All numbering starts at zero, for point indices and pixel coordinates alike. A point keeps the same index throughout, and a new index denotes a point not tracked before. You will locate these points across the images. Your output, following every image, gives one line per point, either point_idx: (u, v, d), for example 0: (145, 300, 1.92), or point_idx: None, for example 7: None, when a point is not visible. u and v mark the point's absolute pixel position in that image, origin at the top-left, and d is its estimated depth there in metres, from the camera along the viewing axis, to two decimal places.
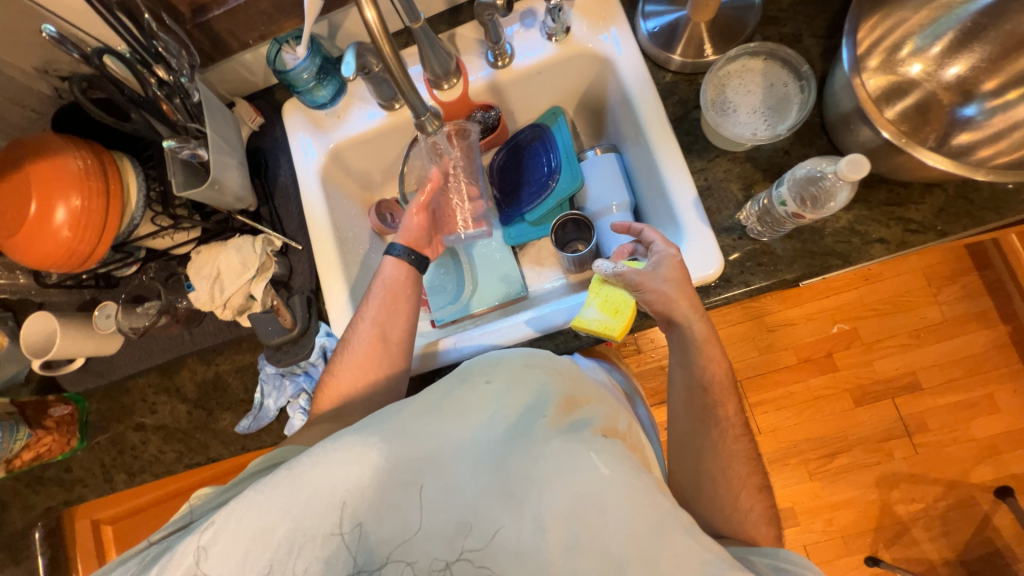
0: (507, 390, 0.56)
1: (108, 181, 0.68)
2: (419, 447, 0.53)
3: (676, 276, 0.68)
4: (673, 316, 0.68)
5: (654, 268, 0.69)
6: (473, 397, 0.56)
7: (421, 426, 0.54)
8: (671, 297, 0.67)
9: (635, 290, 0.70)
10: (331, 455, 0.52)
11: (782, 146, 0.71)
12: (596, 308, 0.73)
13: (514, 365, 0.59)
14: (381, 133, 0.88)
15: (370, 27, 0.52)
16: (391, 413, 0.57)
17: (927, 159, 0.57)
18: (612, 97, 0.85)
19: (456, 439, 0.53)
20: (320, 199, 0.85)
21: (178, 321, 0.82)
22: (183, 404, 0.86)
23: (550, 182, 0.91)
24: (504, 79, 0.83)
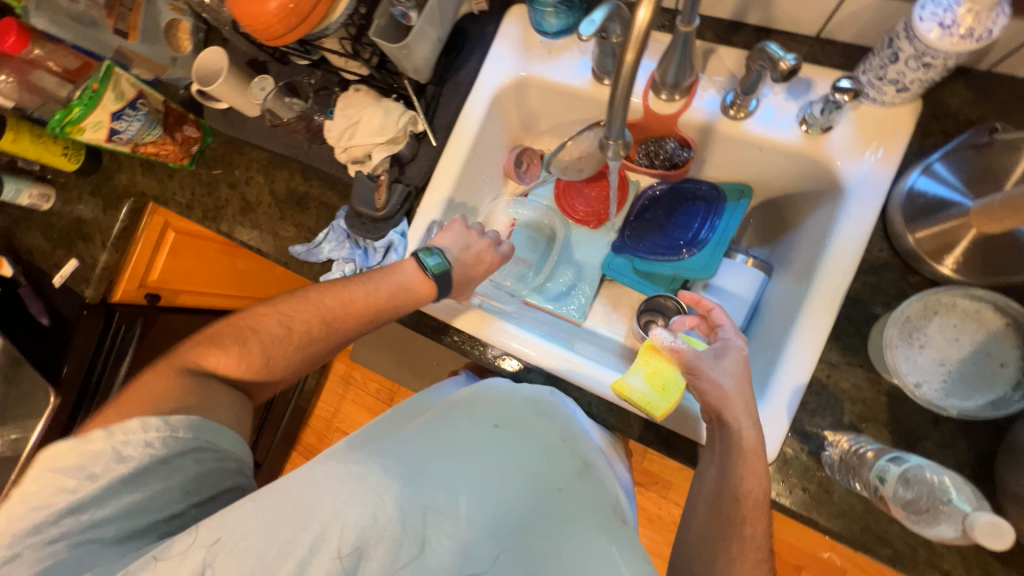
0: (523, 436, 0.67)
1: (322, 2, 0.68)
2: (426, 475, 0.57)
3: (740, 372, 0.64)
4: (725, 414, 0.61)
5: (717, 356, 0.65)
6: (480, 437, 0.66)
7: (428, 459, 0.60)
8: (729, 394, 0.62)
9: (692, 372, 0.65)
10: (320, 472, 0.55)
11: (933, 411, 0.59)
12: (641, 377, 0.67)
13: (523, 409, 0.70)
14: (574, 92, 0.81)
15: (632, 27, 0.40)
16: (403, 444, 0.63)
17: (1007, 534, 0.46)
18: (809, 227, 0.72)
19: (474, 477, 0.59)
20: (479, 116, 0.82)
21: (307, 131, 0.89)
22: (269, 195, 0.94)
23: (684, 250, 0.82)
24: (723, 129, 0.71)
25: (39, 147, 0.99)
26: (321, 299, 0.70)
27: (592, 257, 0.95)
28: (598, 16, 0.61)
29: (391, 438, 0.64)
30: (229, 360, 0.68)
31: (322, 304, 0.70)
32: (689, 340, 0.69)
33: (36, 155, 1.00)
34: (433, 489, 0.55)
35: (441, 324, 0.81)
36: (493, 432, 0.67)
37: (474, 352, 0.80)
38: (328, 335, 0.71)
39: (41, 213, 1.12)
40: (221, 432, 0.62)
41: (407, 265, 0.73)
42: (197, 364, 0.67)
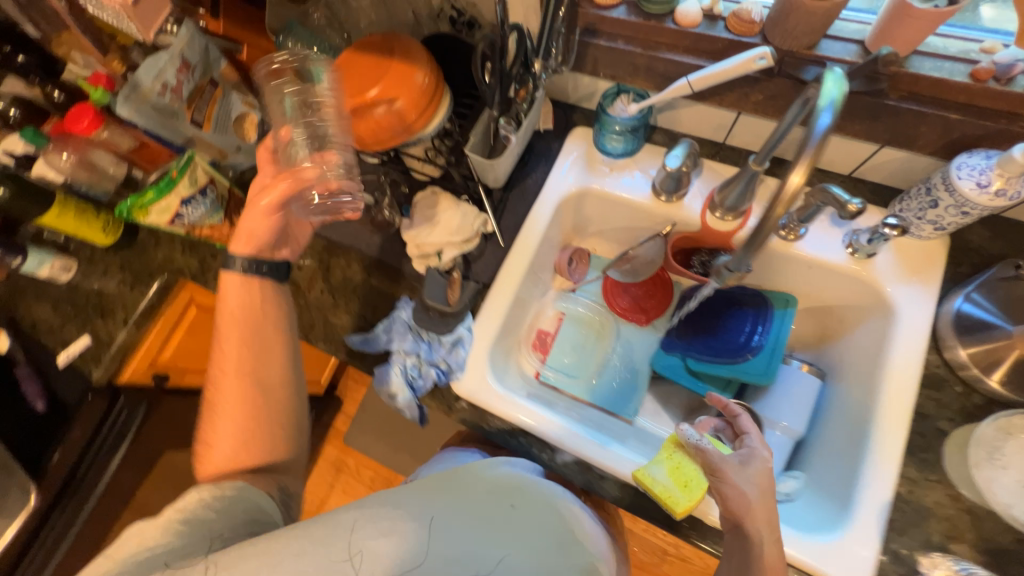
0: (535, 521, 0.68)
1: (404, 132, 0.75)
2: (441, 539, 0.63)
3: (763, 481, 0.65)
4: (748, 523, 0.62)
5: (743, 462, 0.67)
6: (495, 512, 0.68)
7: (446, 516, 0.66)
8: (751, 501, 0.63)
9: (715, 474, 0.67)
10: (353, 518, 0.63)
11: (1017, 530, 0.61)
12: (665, 470, 0.69)
13: (541, 495, 0.71)
14: (633, 205, 0.88)
15: (788, 188, 0.45)
16: (419, 498, 0.69)
17: None
18: (858, 337, 0.78)
19: (484, 540, 0.64)
20: (544, 220, 0.88)
21: (371, 225, 0.91)
22: (322, 282, 0.93)
23: (738, 355, 0.85)
24: (777, 248, 0.78)
25: (80, 222, 0.97)
26: (218, 352, 0.74)
27: (641, 354, 0.97)
28: (681, 151, 0.75)
29: (412, 494, 0.70)
30: (231, 448, 0.70)
31: (237, 360, 0.72)
32: (715, 443, 0.71)
33: (73, 229, 0.97)
34: (441, 552, 0.62)
35: (504, 423, 0.78)
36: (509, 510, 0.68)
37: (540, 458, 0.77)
38: (256, 388, 0.73)
39: (57, 285, 1.05)
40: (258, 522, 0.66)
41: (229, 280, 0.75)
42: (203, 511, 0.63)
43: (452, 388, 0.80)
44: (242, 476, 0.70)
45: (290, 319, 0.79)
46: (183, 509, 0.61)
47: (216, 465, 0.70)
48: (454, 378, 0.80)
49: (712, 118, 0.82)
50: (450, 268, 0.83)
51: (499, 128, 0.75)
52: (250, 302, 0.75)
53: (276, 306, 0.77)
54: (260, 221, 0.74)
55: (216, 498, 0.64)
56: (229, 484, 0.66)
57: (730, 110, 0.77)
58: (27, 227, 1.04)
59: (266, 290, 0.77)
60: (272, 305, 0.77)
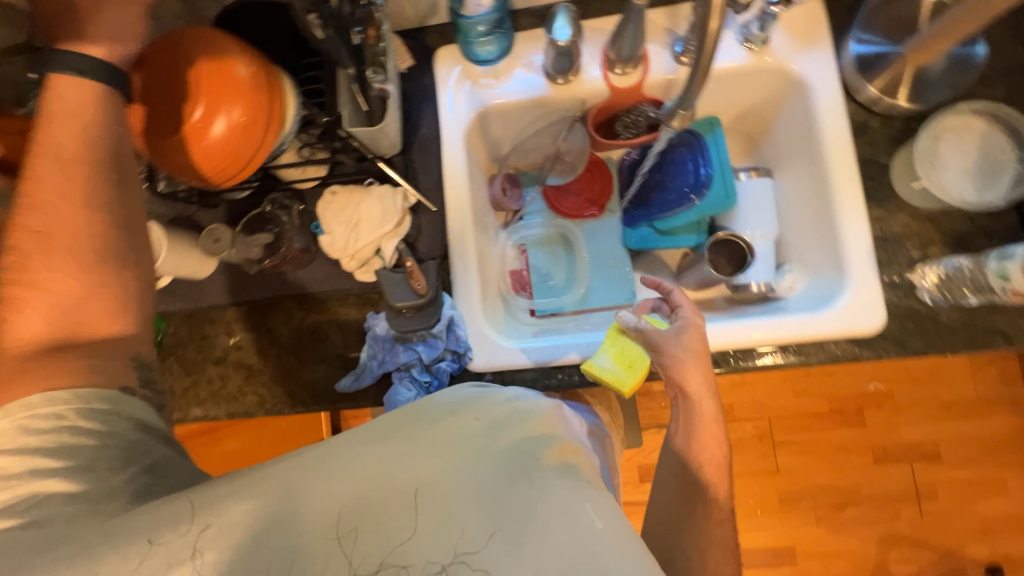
0: (494, 428, 0.49)
1: (270, 135, 0.61)
2: (355, 470, 0.46)
3: (698, 346, 0.65)
4: (686, 387, 0.64)
5: (678, 332, 0.66)
6: (456, 428, 0.49)
7: (367, 450, 0.47)
8: (688, 365, 0.64)
9: (655, 350, 0.66)
10: (307, 472, 0.45)
11: (965, 212, 0.71)
12: (610, 358, 0.67)
13: (502, 399, 0.53)
14: (538, 103, 0.81)
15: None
16: (368, 429, 0.50)
17: None
18: (786, 124, 0.81)
19: (447, 453, 0.47)
20: (462, 163, 0.79)
21: (286, 262, 0.78)
22: (273, 347, 0.81)
23: (693, 195, 0.84)
24: (686, 76, 0.78)
25: None
26: (43, 223, 0.50)
27: (612, 242, 0.96)
28: (563, 18, 0.68)
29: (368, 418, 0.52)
30: (37, 319, 0.50)
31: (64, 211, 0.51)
32: (653, 322, 0.69)
33: None
34: (347, 495, 0.45)
35: (534, 371, 0.76)
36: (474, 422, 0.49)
37: (584, 382, 0.76)
38: (97, 225, 0.52)
39: None
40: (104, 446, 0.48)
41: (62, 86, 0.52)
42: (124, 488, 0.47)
43: (472, 369, 0.76)
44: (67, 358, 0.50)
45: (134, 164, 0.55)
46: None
47: (22, 342, 0.49)
48: (467, 360, 0.75)
49: None
50: (400, 260, 0.74)
51: (371, 86, 0.64)
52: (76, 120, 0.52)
53: (106, 139, 0.53)
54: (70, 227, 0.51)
55: (69, 430, 0.48)
56: (50, 409, 0.47)
57: None
58: None
59: (112, 104, 0.53)
60: (100, 133, 0.52)
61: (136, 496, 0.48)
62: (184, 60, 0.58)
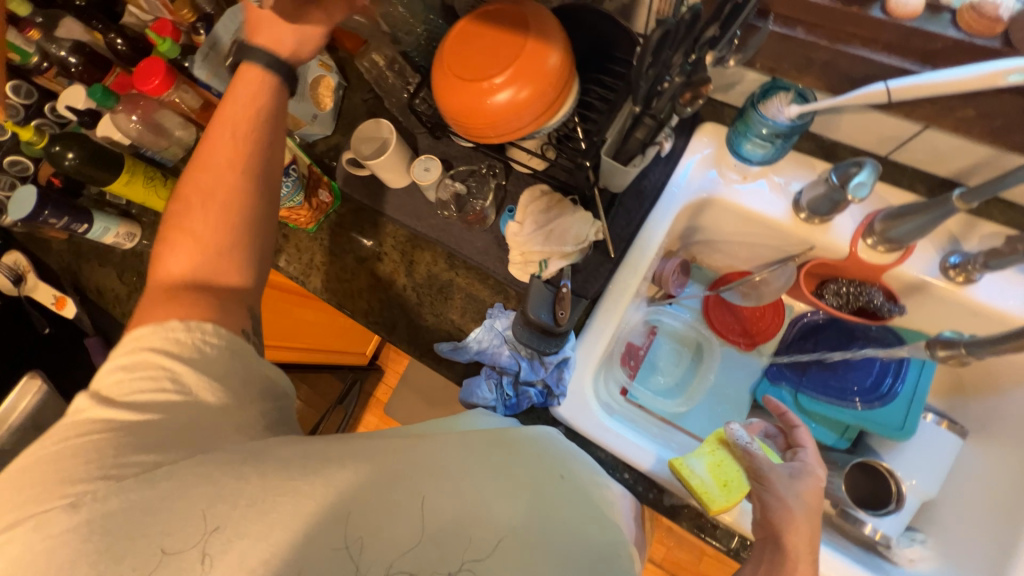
0: (574, 495, 0.57)
1: (531, 124, 0.64)
2: (462, 487, 0.52)
3: (811, 500, 0.60)
4: (784, 541, 0.57)
5: (792, 475, 0.62)
6: (540, 476, 0.57)
7: (473, 474, 0.54)
8: (795, 515, 0.58)
9: (760, 481, 0.62)
10: (384, 450, 0.54)
11: None
12: (705, 465, 0.65)
13: (584, 471, 0.62)
14: (765, 222, 0.77)
15: None
16: (452, 445, 0.57)
17: None
18: (1018, 402, 0.69)
19: (514, 495, 0.54)
20: (661, 231, 0.78)
21: (464, 219, 0.83)
22: (405, 277, 0.86)
23: (859, 399, 0.77)
24: (940, 290, 0.69)
25: (149, 190, 0.89)
26: (205, 181, 0.63)
27: (740, 382, 0.89)
28: (867, 176, 0.64)
29: (446, 434, 0.60)
30: (194, 251, 0.61)
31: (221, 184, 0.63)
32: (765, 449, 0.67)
33: (141, 198, 0.90)
34: (451, 508, 0.50)
35: (605, 453, 0.73)
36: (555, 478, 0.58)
37: (642, 496, 0.72)
38: (248, 180, 0.64)
39: (120, 251, 1.01)
40: (241, 347, 0.57)
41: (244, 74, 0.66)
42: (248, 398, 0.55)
43: (552, 412, 0.75)
44: (200, 287, 0.60)
45: (277, 153, 0.68)
46: (160, 340, 0.53)
47: (176, 272, 0.60)
48: (554, 402, 0.74)
49: (885, 129, 0.69)
50: (557, 281, 0.74)
51: (639, 131, 0.65)
52: (247, 112, 0.65)
53: (262, 130, 0.66)
54: (202, 218, 0.62)
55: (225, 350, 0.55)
56: (212, 330, 0.55)
57: (917, 123, 0.64)
58: (91, 189, 0.98)
59: (276, 91, 0.67)
60: (272, 116, 0.67)
61: (266, 426, 0.55)
62: (518, 25, 0.63)
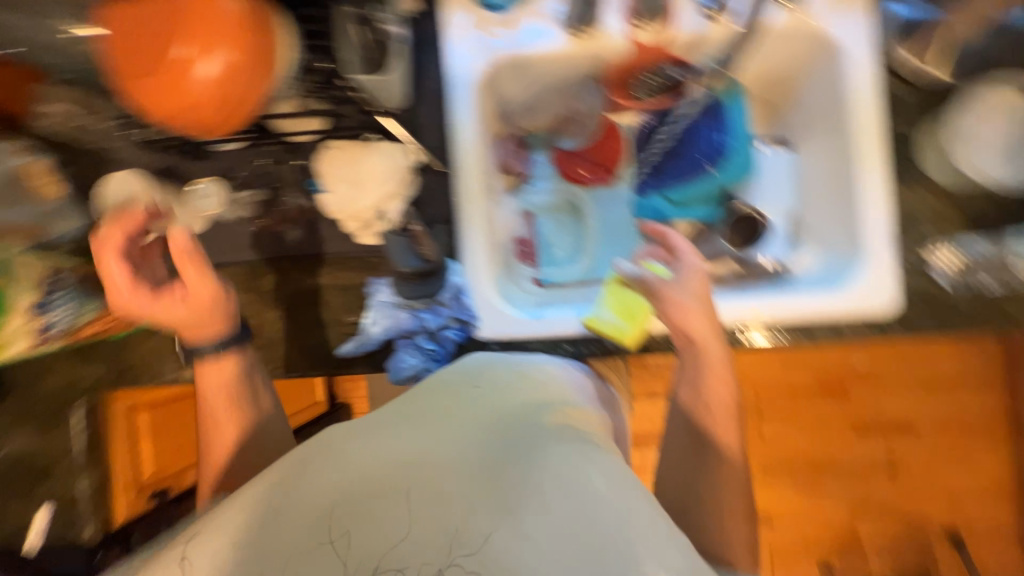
0: (502, 400, 0.58)
1: (263, 79, 0.55)
2: (394, 443, 0.50)
3: (699, 287, 0.68)
4: (692, 334, 0.67)
5: (681, 279, 0.69)
6: (462, 399, 0.57)
7: (390, 432, 0.52)
8: (691, 312, 0.66)
9: (654, 296, 0.69)
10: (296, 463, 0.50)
11: (986, 193, 0.68)
12: (611, 311, 0.72)
13: (501, 373, 0.64)
14: (551, 59, 0.76)
15: None
16: (364, 420, 0.54)
17: None
18: (811, 93, 0.77)
19: (438, 431, 0.52)
20: (470, 118, 0.74)
21: (285, 221, 0.75)
22: (270, 311, 0.78)
23: (707, 164, 0.84)
24: (713, 34, 0.73)
25: None
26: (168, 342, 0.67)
27: (620, 210, 0.92)
28: None
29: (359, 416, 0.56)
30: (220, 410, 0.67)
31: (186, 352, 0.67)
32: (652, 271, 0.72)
33: None
34: (374, 472, 0.47)
35: (542, 341, 0.75)
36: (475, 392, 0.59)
37: (590, 354, 0.75)
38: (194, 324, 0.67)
39: None
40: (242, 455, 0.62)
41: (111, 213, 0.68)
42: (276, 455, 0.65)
43: (476, 338, 0.73)
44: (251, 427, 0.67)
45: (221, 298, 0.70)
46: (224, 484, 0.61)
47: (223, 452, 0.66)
48: (473, 328, 0.73)
49: None
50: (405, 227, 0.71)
51: None
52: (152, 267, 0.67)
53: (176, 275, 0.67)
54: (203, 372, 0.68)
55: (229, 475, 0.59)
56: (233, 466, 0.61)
57: None
58: None
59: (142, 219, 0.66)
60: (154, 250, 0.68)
61: None
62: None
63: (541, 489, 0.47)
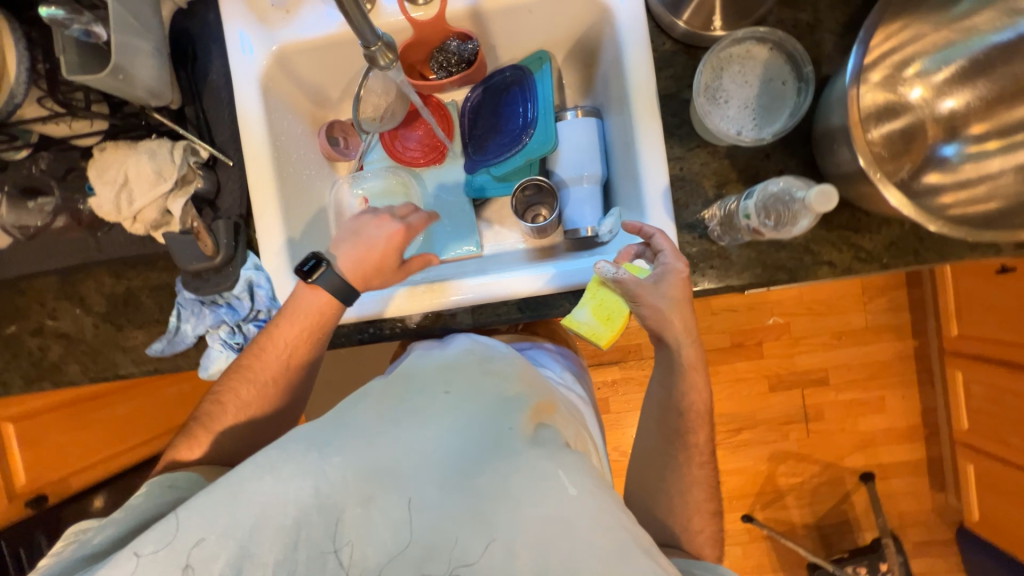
0: (482, 397, 0.55)
1: None
2: (376, 458, 0.49)
3: (678, 293, 0.64)
4: (664, 334, 0.66)
5: (657, 281, 0.64)
6: (434, 396, 0.55)
7: (376, 432, 0.51)
8: (666, 314, 0.64)
9: (633, 299, 0.65)
10: (283, 465, 0.48)
11: (763, 148, 0.68)
12: (588, 310, 0.68)
13: (471, 369, 0.59)
14: (338, 42, 0.75)
15: None
16: (350, 414, 0.53)
17: (884, 192, 0.54)
18: (606, 58, 0.77)
19: (419, 432, 0.51)
20: (257, 107, 0.74)
21: (80, 224, 0.75)
22: (89, 315, 0.79)
23: (523, 136, 0.83)
24: (489, 6, 0.73)
25: None
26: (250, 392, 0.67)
27: (453, 190, 0.90)
28: None
29: (339, 409, 0.55)
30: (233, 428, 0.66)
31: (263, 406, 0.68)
32: (631, 268, 0.67)
33: None
34: (357, 478, 0.48)
35: (352, 325, 0.76)
36: (445, 394, 0.55)
37: (396, 335, 0.77)
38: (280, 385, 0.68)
39: None
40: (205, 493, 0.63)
41: (300, 291, 0.68)
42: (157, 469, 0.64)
43: None
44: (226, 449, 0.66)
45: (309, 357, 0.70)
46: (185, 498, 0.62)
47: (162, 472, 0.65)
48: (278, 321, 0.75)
49: None
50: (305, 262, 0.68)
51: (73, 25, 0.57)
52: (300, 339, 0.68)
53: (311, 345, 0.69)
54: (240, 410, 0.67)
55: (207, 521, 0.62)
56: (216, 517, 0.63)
57: None
58: None
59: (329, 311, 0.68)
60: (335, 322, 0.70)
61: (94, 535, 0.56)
62: None
63: (520, 500, 0.46)
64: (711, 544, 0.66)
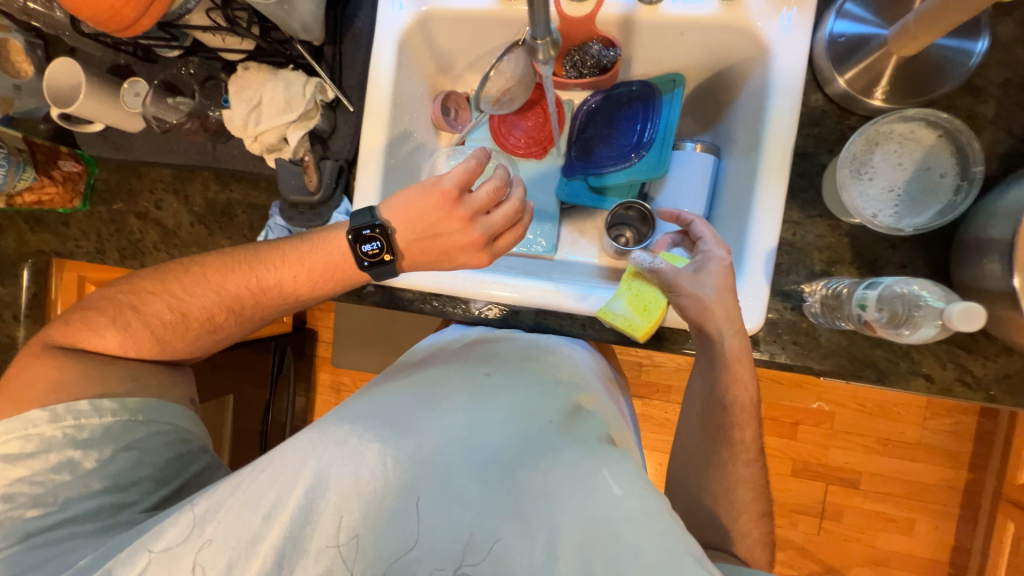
0: (519, 395, 0.58)
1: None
2: (415, 441, 0.51)
3: (721, 281, 0.62)
4: (706, 327, 0.63)
5: (697, 271, 0.63)
6: (475, 387, 0.59)
7: (419, 418, 0.54)
8: (709, 305, 0.62)
9: (671, 290, 0.64)
10: (325, 442, 0.51)
11: (891, 238, 0.63)
12: (623, 302, 0.67)
13: (515, 362, 0.63)
14: (483, 18, 0.76)
15: None
16: (388, 400, 0.58)
17: None
18: (744, 98, 0.73)
19: (460, 423, 0.54)
20: (390, 63, 0.75)
21: (205, 130, 0.79)
22: (188, 213, 0.84)
23: (633, 154, 0.81)
24: (643, 17, 0.71)
25: None
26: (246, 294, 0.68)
27: (545, 187, 0.88)
28: None
29: (367, 399, 0.59)
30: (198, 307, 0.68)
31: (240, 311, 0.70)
32: (671, 259, 0.68)
33: None
34: (399, 461, 0.49)
35: (418, 293, 0.77)
36: (485, 378, 0.60)
37: (455, 314, 0.77)
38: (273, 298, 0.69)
39: None
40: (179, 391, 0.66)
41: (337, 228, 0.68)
42: (109, 348, 0.65)
43: None
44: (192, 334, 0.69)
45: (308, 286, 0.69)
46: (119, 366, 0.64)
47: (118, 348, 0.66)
48: None
49: None
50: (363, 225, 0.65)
51: None
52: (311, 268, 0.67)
53: (318, 278, 0.68)
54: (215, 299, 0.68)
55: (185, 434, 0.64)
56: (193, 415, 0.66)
57: None
58: None
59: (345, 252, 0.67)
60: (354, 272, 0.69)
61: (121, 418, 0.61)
62: None
63: (560, 496, 0.47)
64: (759, 548, 0.64)
